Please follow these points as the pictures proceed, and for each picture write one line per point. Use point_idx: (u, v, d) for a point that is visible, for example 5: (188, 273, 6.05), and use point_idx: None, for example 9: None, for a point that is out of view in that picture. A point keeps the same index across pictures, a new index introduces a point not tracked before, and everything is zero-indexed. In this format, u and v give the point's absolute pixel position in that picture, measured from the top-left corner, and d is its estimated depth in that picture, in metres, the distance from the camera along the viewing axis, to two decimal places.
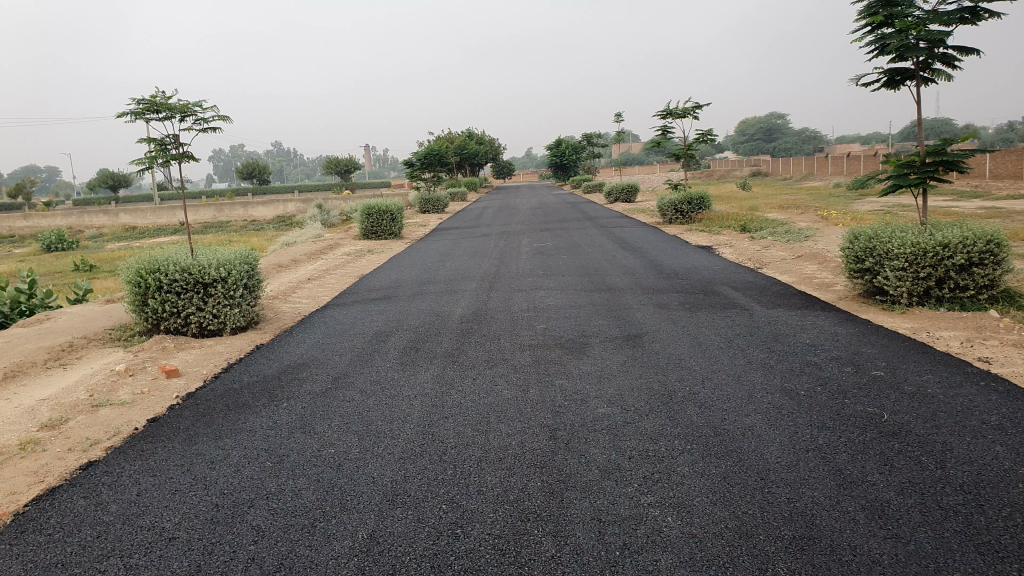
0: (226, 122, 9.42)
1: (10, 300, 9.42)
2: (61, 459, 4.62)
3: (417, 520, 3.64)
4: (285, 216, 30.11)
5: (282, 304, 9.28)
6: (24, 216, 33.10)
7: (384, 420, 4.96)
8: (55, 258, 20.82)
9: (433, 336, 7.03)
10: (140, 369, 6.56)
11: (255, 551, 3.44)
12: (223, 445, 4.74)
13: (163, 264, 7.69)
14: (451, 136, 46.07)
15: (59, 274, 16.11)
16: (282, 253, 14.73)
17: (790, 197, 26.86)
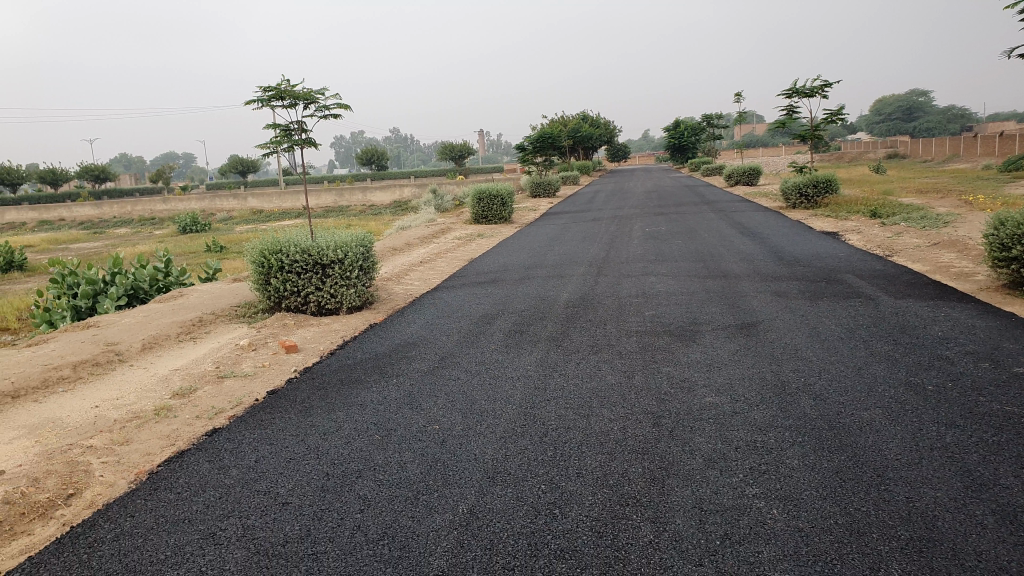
0: (346, 109, 9.78)
1: (150, 277, 10.17)
2: (190, 425, 4.97)
3: (516, 499, 3.68)
4: (401, 201, 31.01)
5: (396, 286, 9.57)
6: (164, 200, 35.66)
7: (489, 400, 5.03)
8: (190, 239, 22.32)
9: (540, 320, 7.04)
10: (262, 344, 6.95)
11: (361, 519, 3.58)
12: (336, 418, 4.95)
13: (285, 246, 8.09)
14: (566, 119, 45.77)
15: (193, 254, 17.27)
16: (397, 236, 15.19)
17: (931, 182, 25.04)
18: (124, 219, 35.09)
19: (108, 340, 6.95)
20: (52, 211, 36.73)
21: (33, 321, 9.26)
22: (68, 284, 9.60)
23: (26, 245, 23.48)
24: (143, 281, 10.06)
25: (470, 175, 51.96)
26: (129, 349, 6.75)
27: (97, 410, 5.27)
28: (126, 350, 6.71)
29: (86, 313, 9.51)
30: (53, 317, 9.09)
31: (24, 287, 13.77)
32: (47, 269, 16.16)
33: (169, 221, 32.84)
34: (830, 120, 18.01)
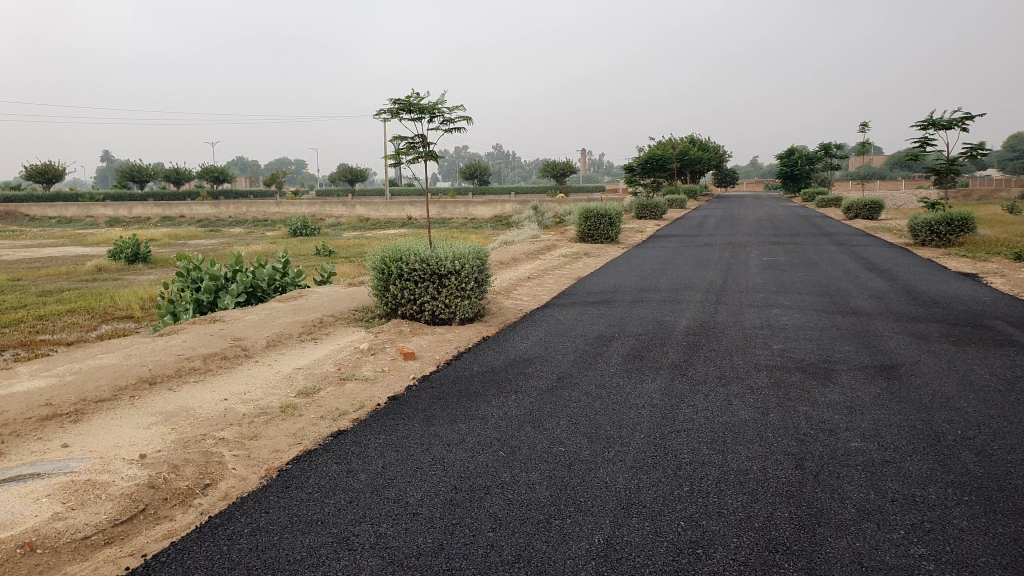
0: (469, 123, 9.84)
1: (268, 278, 10.42)
2: (316, 425, 5.02)
3: (655, 533, 3.50)
4: (503, 216, 31.24)
5: (506, 300, 9.54)
6: (276, 203, 37.19)
7: (614, 426, 4.87)
8: (300, 242, 23.18)
9: (659, 346, 6.84)
10: (380, 349, 7.02)
11: (494, 538, 3.48)
12: (457, 429, 4.91)
13: (404, 254, 8.19)
14: (675, 141, 45.19)
15: (305, 257, 17.86)
16: (503, 250, 15.24)
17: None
18: (239, 218, 36.82)
19: (235, 336, 7.17)
20: (175, 209, 39.01)
21: (159, 311, 9.74)
22: (193, 278, 9.90)
23: (153, 238, 24.97)
24: (262, 280, 10.33)
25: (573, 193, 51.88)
26: (254, 345, 6.92)
27: (228, 403, 5.39)
28: (252, 346, 6.88)
29: (208, 307, 9.83)
30: (177, 310, 9.52)
31: (150, 279, 14.54)
32: (172, 263, 17.02)
33: (282, 223, 34.20)
34: (969, 154, 16.97)
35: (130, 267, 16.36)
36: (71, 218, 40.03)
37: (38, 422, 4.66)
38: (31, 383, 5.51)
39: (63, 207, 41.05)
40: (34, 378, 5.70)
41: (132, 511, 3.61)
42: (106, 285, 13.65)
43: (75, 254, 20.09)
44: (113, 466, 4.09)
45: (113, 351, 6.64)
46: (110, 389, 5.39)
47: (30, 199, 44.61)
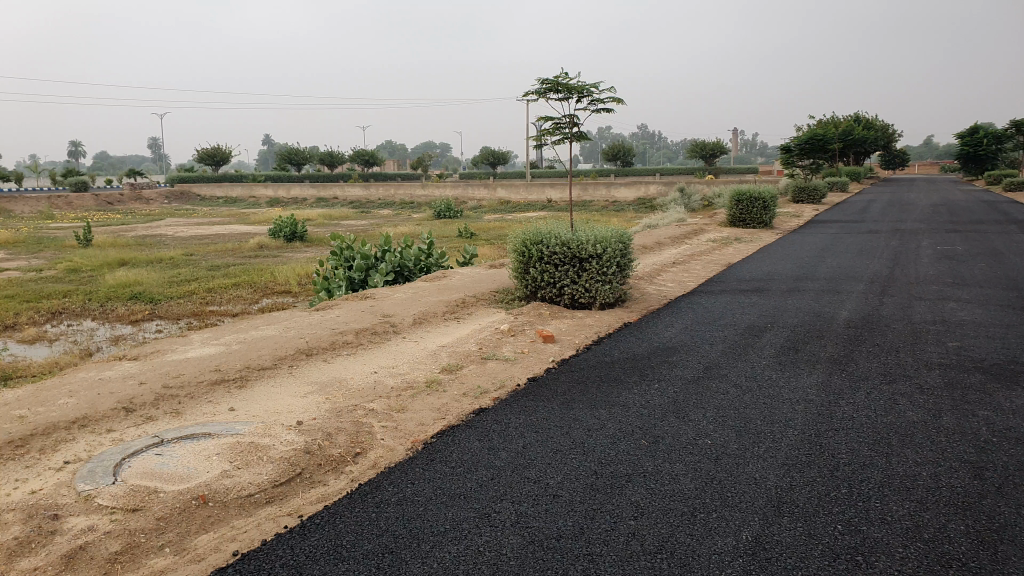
0: (618, 103, 9.66)
1: (414, 258, 10.76)
2: (458, 402, 5.12)
3: (808, 535, 3.30)
4: (647, 198, 30.72)
5: (649, 285, 9.36)
6: (424, 185, 38.45)
7: (764, 420, 4.64)
8: (444, 224, 23.86)
9: (815, 339, 6.45)
10: (521, 330, 7.08)
11: (635, 526, 3.41)
12: (599, 415, 4.86)
13: (546, 236, 8.17)
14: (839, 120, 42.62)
15: (449, 238, 18.35)
16: (648, 234, 14.98)
17: None
18: (388, 199, 38.42)
19: (383, 312, 7.46)
20: (329, 190, 41.23)
21: (314, 287, 10.30)
22: (345, 257, 10.38)
23: (310, 219, 26.53)
24: (408, 259, 10.68)
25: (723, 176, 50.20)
26: (401, 322, 7.17)
27: (376, 376, 5.61)
28: (400, 323, 7.13)
29: (358, 284, 10.30)
30: (330, 287, 10.03)
31: (309, 256, 15.47)
32: (326, 242, 17.98)
33: (429, 205, 35.26)
34: None
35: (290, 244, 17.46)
36: (238, 198, 43.30)
37: (209, 386, 5.03)
38: (203, 350, 5.96)
39: (231, 188, 44.44)
40: (206, 345, 6.16)
41: (290, 474, 3.83)
42: (268, 261, 14.64)
43: (244, 231, 21.74)
44: (273, 431, 4.35)
45: (274, 324, 7.07)
46: (270, 358, 5.75)
47: (205, 180, 48.56)
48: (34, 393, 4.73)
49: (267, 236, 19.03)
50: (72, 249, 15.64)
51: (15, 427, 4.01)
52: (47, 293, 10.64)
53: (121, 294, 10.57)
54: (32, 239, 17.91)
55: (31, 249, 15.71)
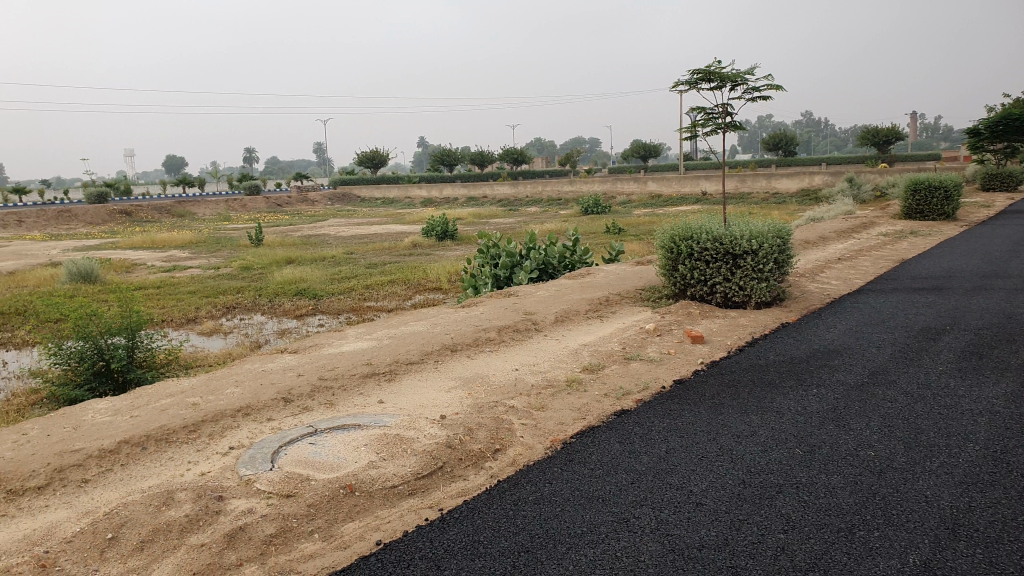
0: (776, 90, 9.18)
1: (558, 255, 10.72)
2: (600, 402, 5.04)
3: (988, 563, 2.96)
4: (811, 190, 29.06)
5: (809, 283, 8.82)
6: (573, 181, 38.47)
7: (939, 433, 4.22)
8: (593, 220, 23.75)
9: (1003, 344, 5.80)
10: (668, 330, 6.88)
11: (786, 541, 3.20)
12: (749, 421, 4.61)
13: (696, 232, 7.92)
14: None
15: (597, 234, 18.23)
16: (810, 229, 14.15)
17: None
18: (537, 196, 38.77)
19: (527, 310, 7.52)
20: (480, 189, 42.17)
21: (461, 284, 10.53)
22: (491, 254, 10.51)
23: (462, 217, 27.35)
24: (553, 257, 10.67)
25: (897, 164, 46.57)
26: (545, 320, 7.18)
27: (518, 373, 5.65)
28: (543, 321, 7.14)
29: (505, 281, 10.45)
30: (477, 284, 10.21)
31: (459, 253, 15.90)
32: (477, 240, 18.41)
33: (578, 201, 35.27)
34: None
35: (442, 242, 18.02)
36: (395, 198, 45.32)
37: (360, 378, 5.26)
38: (356, 345, 6.26)
39: (389, 188, 46.58)
40: (359, 340, 6.47)
41: (432, 467, 3.88)
42: (421, 259, 15.20)
43: (399, 230, 22.70)
44: (417, 424, 4.45)
45: (422, 320, 7.30)
46: (418, 353, 5.94)
47: (365, 181, 51.23)
48: (208, 382, 5.14)
49: (421, 235, 19.77)
50: (246, 248, 16.99)
51: (190, 413, 4.37)
52: (225, 289, 11.62)
53: (287, 290, 11.34)
54: (215, 240, 19.65)
55: (213, 248, 17.24)
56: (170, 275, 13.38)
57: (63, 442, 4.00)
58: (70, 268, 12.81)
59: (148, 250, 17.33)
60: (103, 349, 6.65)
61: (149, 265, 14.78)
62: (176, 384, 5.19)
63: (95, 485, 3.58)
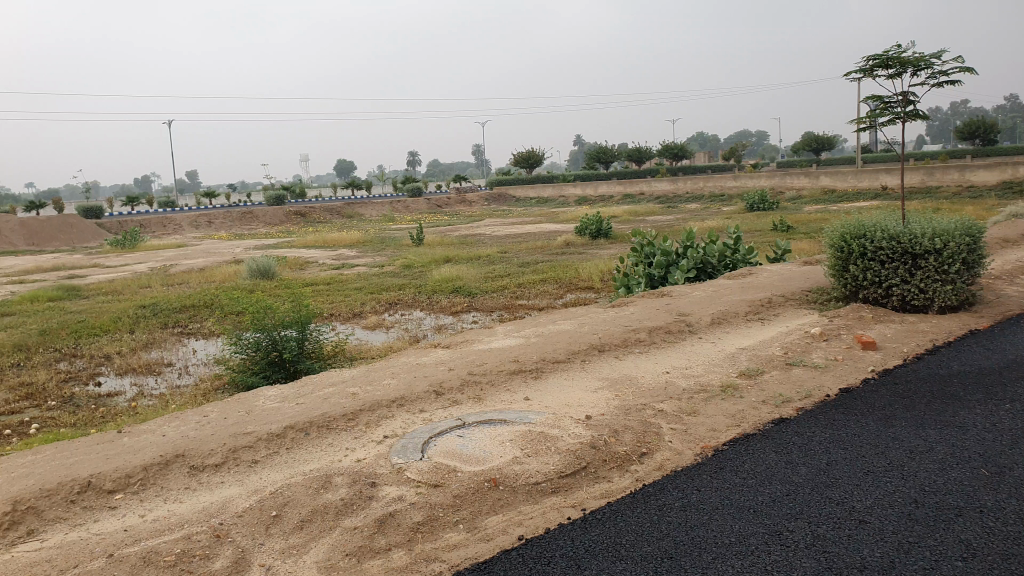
0: (966, 73, 8.35)
1: (718, 254, 10.24)
2: (755, 409, 4.76)
3: None
4: (1013, 182, 26.16)
5: (1006, 287, 7.93)
6: (736, 176, 36.97)
7: None
8: (757, 217, 22.70)
9: None
10: (835, 334, 6.43)
11: (963, 570, 2.87)
12: (925, 436, 4.22)
13: (870, 230, 7.40)
14: None
15: (761, 233, 17.43)
16: (1010, 225, 12.73)
17: None
18: (697, 192, 37.51)
19: (681, 311, 7.31)
20: (637, 185, 41.42)
21: (614, 283, 10.45)
22: (646, 253, 10.30)
23: (618, 215, 27.10)
24: (712, 255, 10.22)
25: None
26: (699, 322, 6.94)
27: (669, 375, 5.45)
28: (697, 322, 6.90)
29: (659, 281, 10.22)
30: (630, 284, 10.08)
31: (614, 252, 15.75)
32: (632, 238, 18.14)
33: (742, 196, 33.92)
34: None
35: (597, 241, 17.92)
36: (552, 197, 45.66)
37: (508, 375, 5.33)
38: (506, 342, 6.36)
39: (546, 188, 47.02)
40: (508, 337, 6.57)
41: (576, 466, 3.65)
42: (574, 258, 15.24)
43: (555, 229, 22.82)
44: (562, 423, 4.22)
45: (571, 319, 7.32)
46: (565, 352, 5.92)
47: (521, 180, 51.97)
48: (365, 373, 5.42)
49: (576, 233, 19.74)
50: (407, 247, 17.78)
51: (349, 403, 4.62)
52: (387, 286, 12.22)
53: (444, 287, 11.75)
54: (380, 239, 20.73)
55: (377, 248, 18.20)
56: (337, 272, 14.27)
57: (239, 425, 4.36)
58: (252, 265, 13.99)
59: (320, 249, 18.60)
60: (277, 340, 7.23)
61: (320, 263, 15.82)
62: (337, 375, 5.51)
63: (264, 465, 3.88)
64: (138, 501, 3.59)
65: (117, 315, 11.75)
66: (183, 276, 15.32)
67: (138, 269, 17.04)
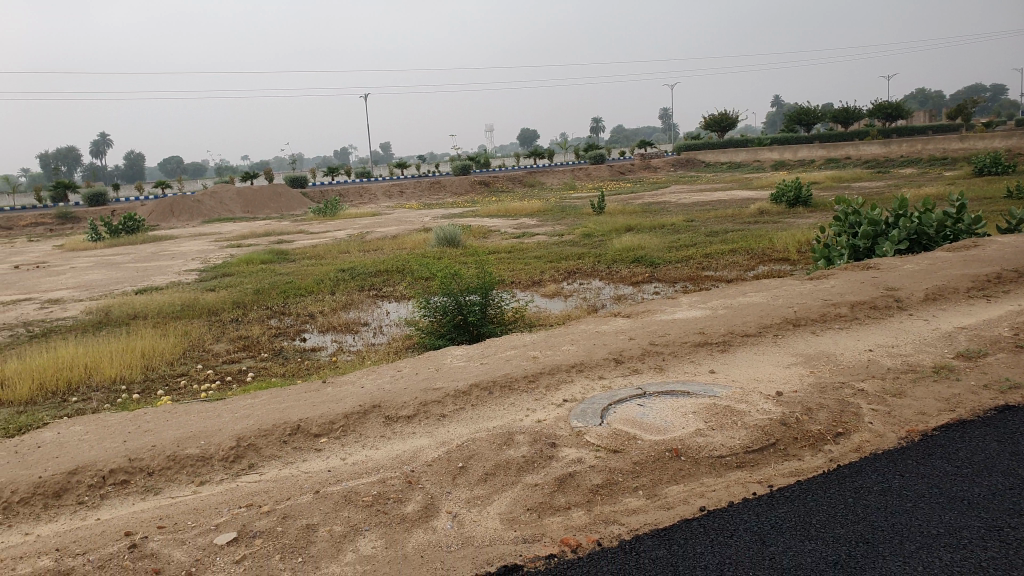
0: None
1: (937, 223, 9.18)
2: (976, 394, 4.17)
3: None
4: None
5: None
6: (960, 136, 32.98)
7: None
8: (988, 182, 20.16)
9: None
10: None
11: None
12: None
13: None
14: None
15: (992, 200, 15.47)
16: None
17: None
18: (912, 154, 33.89)
19: (888, 285, 6.72)
20: (841, 148, 38.22)
21: (813, 255, 9.72)
22: (850, 222, 9.42)
23: (817, 181, 25.30)
24: (930, 225, 9.16)
25: None
26: (909, 297, 6.34)
27: (872, 353, 4.89)
28: (906, 297, 6.31)
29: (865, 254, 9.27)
30: (832, 256, 9.13)
31: (812, 222, 14.73)
32: (834, 205, 16.83)
33: (965, 159, 30.37)
34: None
35: (793, 210, 16.85)
36: (742, 163, 43.50)
37: (692, 347, 5.06)
38: (690, 313, 6.19)
39: (736, 154, 44.89)
40: (693, 308, 6.39)
41: (764, 442, 3.45)
42: (766, 227, 14.47)
43: (748, 197, 21.69)
44: (750, 398, 3.99)
45: (763, 291, 6.98)
46: (755, 325, 5.52)
47: (708, 145, 49.87)
48: (547, 338, 5.52)
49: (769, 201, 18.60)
50: (591, 216, 17.74)
51: (530, 366, 4.73)
52: (568, 255, 12.30)
53: (625, 257, 11.63)
54: (562, 207, 20.88)
55: (559, 216, 18.35)
56: (518, 241, 14.56)
57: (428, 381, 4.61)
58: (440, 232, 14.65)
59: (504, 218, 19.05)
60: (462, 304, 7.56)
61: (503, 232, 16.23)
62: (520, 339, 5.65)
63: (451, 420, 4.07)
64: (340, 445, 3.91)
65: (320, 277, 12.80)
66: (378, 243, 16.35)
67: (338, 236, 18.42)
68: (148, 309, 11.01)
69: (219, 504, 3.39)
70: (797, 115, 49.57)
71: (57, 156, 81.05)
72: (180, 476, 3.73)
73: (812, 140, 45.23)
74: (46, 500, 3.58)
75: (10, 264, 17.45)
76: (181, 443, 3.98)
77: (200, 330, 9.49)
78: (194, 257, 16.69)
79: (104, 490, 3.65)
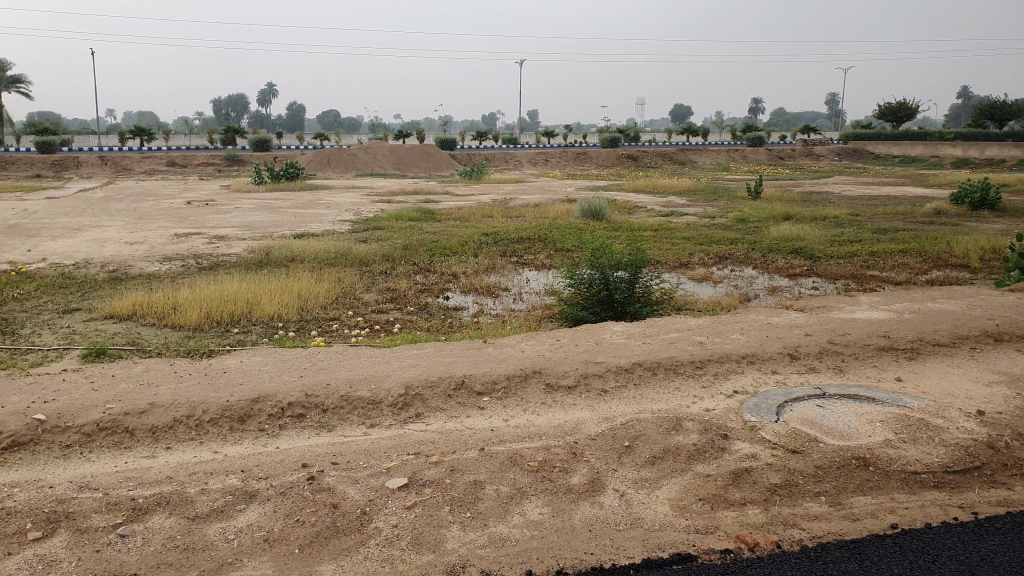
0: None
1: None
2: None
3: None
4: None
5: None
6: None
7: None
8: None
9: None
10: None
11: None
12: None
13: None
14: None
15: None
16: None
17: None
18: None
19: None
20: None
21: (1004, 264, 8.83)
22: None
23: (1009, 184, 22.87)
24: None
25: None
26: None
27: None
28: None
29: None
30: None
31: (1001, 228, 13.37)
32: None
33: None
34: None
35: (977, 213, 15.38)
36: (916, 157, 40.22)
37: (875, 351, 4.73)
38: (870, 313, 5.79)
39: (910, 146, 41.57)
40: (873, 309, 5.97)
41: (968, 464, 3.17)
42: (944, 229, 13.32)
43: (927, 195, 19.98)
44: (947, 413, 3.67)
45: (954, 299, 6.42)
46: (947, 335, 5.08)
47: (877, 134, 46.46)
48: (711, 325, 5.33)
49: (949, 202, 17.05)
50: (746, 200, 17.00)
51: (696, 351, 4.58)
52: (720, 239, 11.86)
53: (783, 247, 11.08)
54: (716, 189, 20.10)
55: (711, 198, 17.70)
56: (667, 220, 14.18)
57: (589, 353, 4.57)
58: (586, 205, 14.52)
59: (652, 195, 18.61)
60: (609, 279, 7.43)
61: (651, 209, 15.88)
62: (681, 322, 5.49)
63: (613, 396, 4.02)
64: (502, 407, 3.95)
65: (465, 239, 13.03)
66: (522, 210, 16.42)
67: (485, 200, 18.67)
68: (305, 253, 11.61)
69: (388, 449, 3.50)
70: (985, 109, 45.13)
71: (229, 101, 86.81)
72: (352, 417, 3.89)
73: (1000, 137, 41.12)
74: (232, 423, 3.83)
75: (184, 200, 18.95)
76: (353, 385, 4.14)
77: (352, 278, 9.93)
78: (349, 208, 17.45)
79: (283, 420, 3.87)
